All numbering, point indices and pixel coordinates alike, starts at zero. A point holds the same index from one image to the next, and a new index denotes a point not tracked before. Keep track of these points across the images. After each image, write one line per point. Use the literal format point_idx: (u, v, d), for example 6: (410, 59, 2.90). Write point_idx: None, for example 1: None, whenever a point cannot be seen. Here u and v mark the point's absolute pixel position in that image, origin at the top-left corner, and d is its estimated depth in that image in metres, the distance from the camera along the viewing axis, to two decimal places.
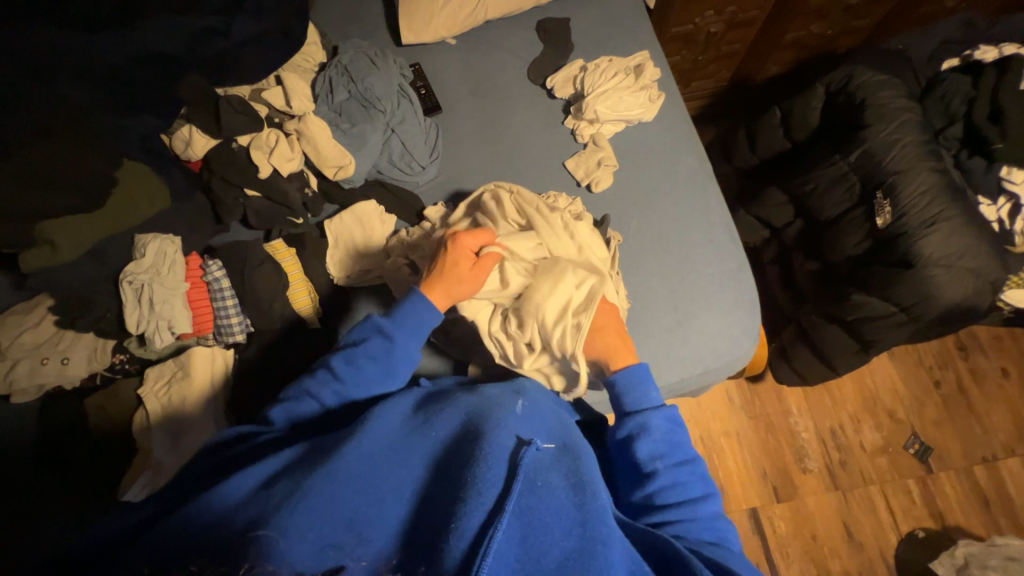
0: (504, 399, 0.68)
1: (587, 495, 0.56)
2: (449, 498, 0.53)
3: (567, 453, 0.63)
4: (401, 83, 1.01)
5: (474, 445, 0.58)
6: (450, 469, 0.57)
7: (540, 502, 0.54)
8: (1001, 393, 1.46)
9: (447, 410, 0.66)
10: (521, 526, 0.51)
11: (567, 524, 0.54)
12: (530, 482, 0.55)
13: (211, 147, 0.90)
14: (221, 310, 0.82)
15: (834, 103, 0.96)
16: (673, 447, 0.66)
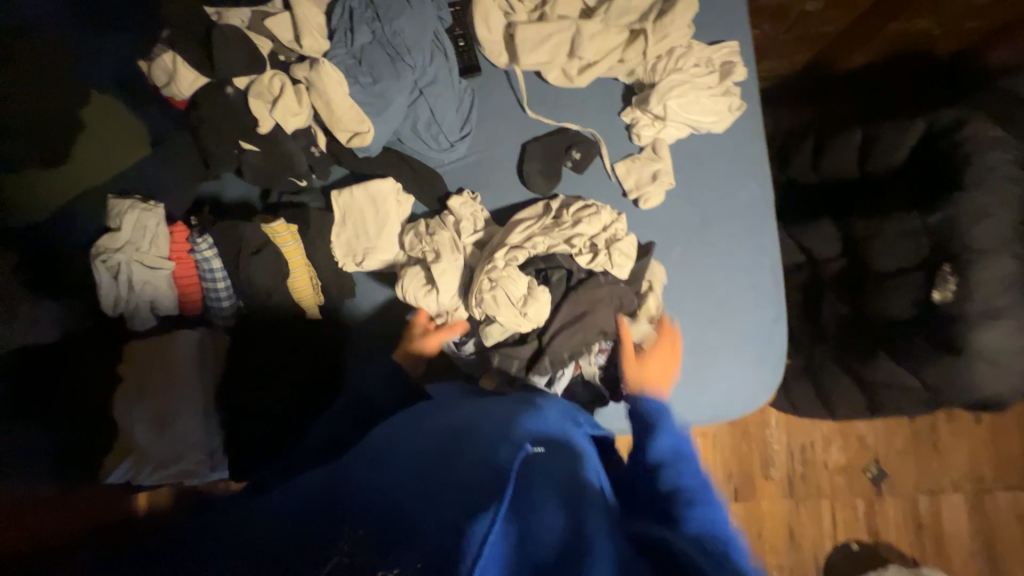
0: (505, 410, 0.61)
1: (576, 494, 0.48)
2: (449, 496, 0.46)
3: (567, 452, 0.54)
4: (437, 30, 0.84)
5: (462, 454, 0.51)
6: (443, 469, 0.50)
7: (523, 499, 0.46)
8: (968, 435, 1.53)
9: (448, 414, 0.62)
10: (513, 531, 0.43)
11: (549, 515, 0.45)
12: (523, 493, 0.47)
13: (199, 84, 0.74)
14: (211, 293, 0.74)
15: (928, 148, 0.85)
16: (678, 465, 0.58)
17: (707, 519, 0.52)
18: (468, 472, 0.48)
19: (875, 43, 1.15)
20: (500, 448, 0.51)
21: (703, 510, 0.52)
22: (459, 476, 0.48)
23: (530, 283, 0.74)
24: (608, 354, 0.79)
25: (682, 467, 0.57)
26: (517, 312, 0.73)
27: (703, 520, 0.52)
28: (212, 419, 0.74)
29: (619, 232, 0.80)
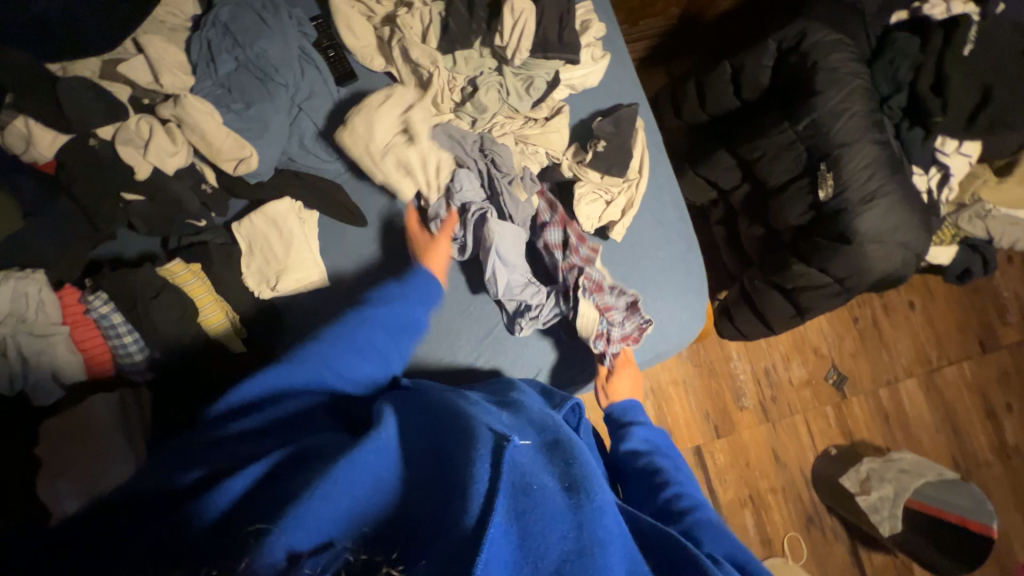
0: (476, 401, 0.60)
1: (583, 495, 0.46)
2: (445, 505, 0.43)
3: (563, 443, 0.53)
4: (302, 44, 0.84)
5: (456, 440, 0.49)
6: (440, 477, 0.46)
7: (536, 504, 0.43)
8: (907, 323, 1.64)
9: (423, 402, 0.59)
10: (517, 529, 0.41)
11: (561, 527, 0.43)
12: (524, 481, 0.44)
13: (62, 143, 0.73)
14: (119, 348, 0.72)
15: (784, 64, 0.92)
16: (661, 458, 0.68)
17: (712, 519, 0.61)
18: (462, 460, 0.46)
19: None
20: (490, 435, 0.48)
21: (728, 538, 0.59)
22: (454, 476, 0.45)
23: (502, 83, 0.83)
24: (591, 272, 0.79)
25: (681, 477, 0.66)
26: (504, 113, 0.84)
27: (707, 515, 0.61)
28: None
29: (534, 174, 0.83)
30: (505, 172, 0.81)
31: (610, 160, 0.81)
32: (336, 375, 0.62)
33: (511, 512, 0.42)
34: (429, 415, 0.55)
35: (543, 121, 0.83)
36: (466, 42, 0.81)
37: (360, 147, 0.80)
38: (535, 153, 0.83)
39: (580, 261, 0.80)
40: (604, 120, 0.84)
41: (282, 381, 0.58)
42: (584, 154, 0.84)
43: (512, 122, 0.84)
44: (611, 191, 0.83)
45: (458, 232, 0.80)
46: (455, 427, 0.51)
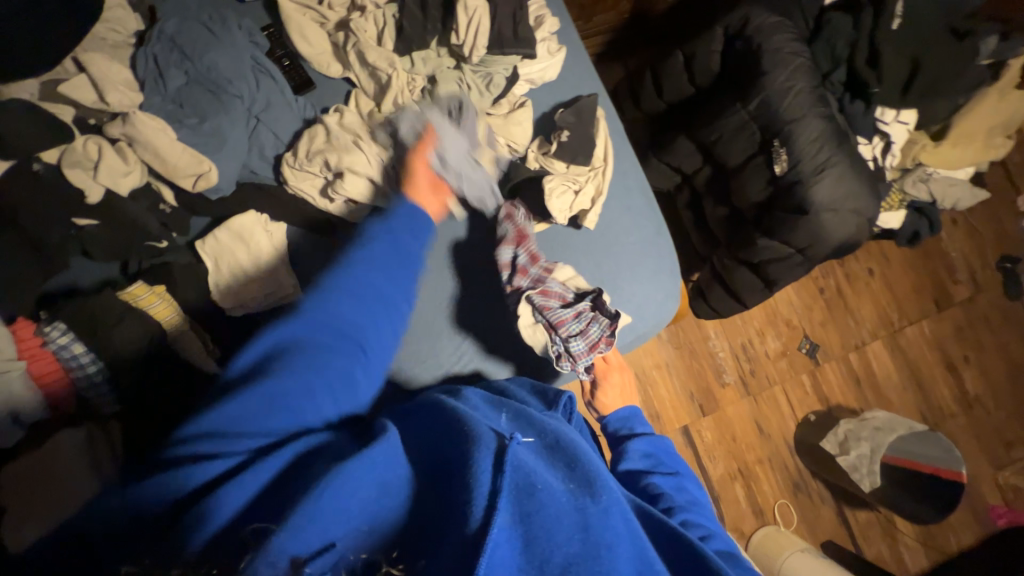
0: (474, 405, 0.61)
1: (586, 497, 0.48)
2: (449, 510, 0.45)
3: (563, 444, 0.55)
4: (255, 54, 0.82)
5: (459, 442, 0.50)
6: (447, 479, 0.48)
7: (539, 508, 0.45)
8: (868, 289, 1.73)
9: (418, 413, 0.59)
10: (522, 532, 0.44)
11: (568, 528, 0.45)
12: (528, 484, 0.46)
13: (3, 170, 0.69)
14: (82, 380, 0.69)
15: (732, 48, 0.96)
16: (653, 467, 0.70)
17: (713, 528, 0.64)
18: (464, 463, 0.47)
19: None
20: (489, 437, 0.50)
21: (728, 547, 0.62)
22: (457, 480, 0.46)
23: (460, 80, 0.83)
24: (546, 292, 0.77)
25: (683, 486, 0.68)
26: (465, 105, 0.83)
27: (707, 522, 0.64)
28: None
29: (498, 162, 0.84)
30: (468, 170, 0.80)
31: (575, 149, 0.83)
32: (333, 322, 0.57)
33: (516, 520, 0.44)
34: (429, 421, 0.56)
35: (506, 115, 0.84)
36: (422, 43, 0.81)
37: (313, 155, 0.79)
38: (498, 145, 0.84)
39: (533, 280, 0.78)
40: (566, 111, 0.85)
41: (288, 337, 0.55)
42: (549, 146, 0.85)
43: (455, 103, 0.80)
44: (578, 180, 0.83)
45: None
46: (455, 429, 0.52)
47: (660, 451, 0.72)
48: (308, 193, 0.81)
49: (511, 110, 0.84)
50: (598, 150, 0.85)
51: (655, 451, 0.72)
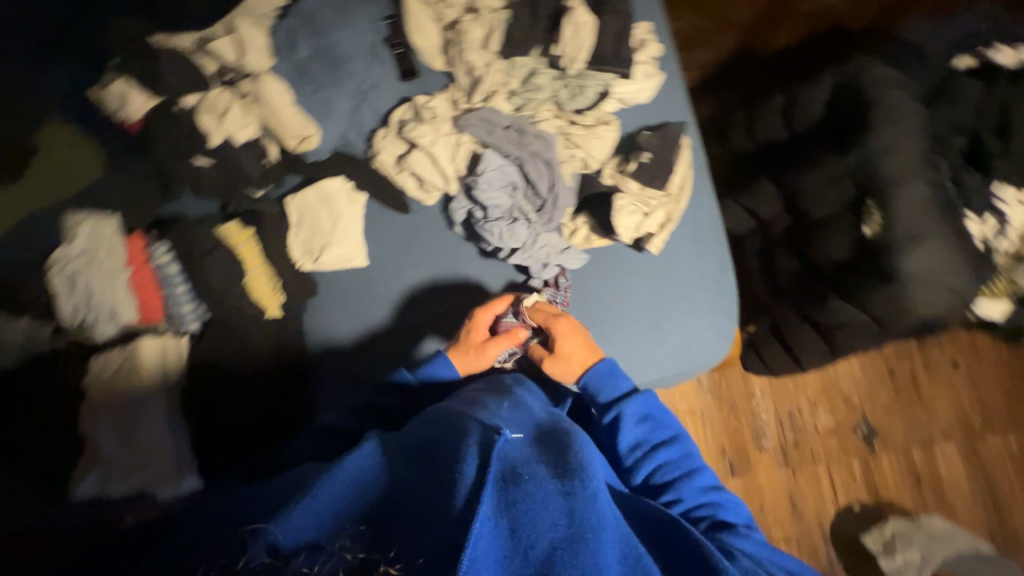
0: (487, 398, 0.69)
1: (574, 485, 0.54)
2: (439, 496, 0.52)
3: (551, 447, 0.61)
4: (374, 40, 0.90)
5: (442, 449, 0.57)
6: (429, 478, 0.55)
7: (528, 494, 0.51)
8: (948, 382, 1.55)
9: (430, 412, 0.67)
10: (507, 519, 0.49)
11: (556, 514, 0.51)
12: (515, 477, 0.53)
13: (150, 106, 0.79)
14: (172, 298, 0.77)
15: (839, 98, 0.92)
16: (650, 431, 0.75)
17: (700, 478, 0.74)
18: (446, 465, 0.55)
19: None
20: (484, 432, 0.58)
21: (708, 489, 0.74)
22: (449, 467, 0.54)
23: (555, 87, 0.84)
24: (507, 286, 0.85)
25: (671, 447, 0.75)
26: (553, 111, 0.85)
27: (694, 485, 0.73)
28: (179, 421, 0.76)
29: (577, 169, 0.84)
30: (541, 175, 0.80)
31: (651, 170, 0.83)
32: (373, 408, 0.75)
33: (505, 502, 0.50)
34: (434, 418, 0.65)
35: (593, 127, 0.84)
36: (524, 48, 0.84)
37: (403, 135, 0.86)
38: (573, 157, 0.84)
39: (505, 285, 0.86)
40: (651, 134, 0.85)
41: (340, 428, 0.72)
42: (626, 166, 0.85)
43: (526, 103, 0.84)
44: (650, 203, 0.82)
45: (500, 237, 0.80)
46: (453, 431, 0.60)
47: (654, 411, 0.76)
48: (387, 165, 0.86)
49: (597, 123, 0.84)
50: (678, 176, 0.84)
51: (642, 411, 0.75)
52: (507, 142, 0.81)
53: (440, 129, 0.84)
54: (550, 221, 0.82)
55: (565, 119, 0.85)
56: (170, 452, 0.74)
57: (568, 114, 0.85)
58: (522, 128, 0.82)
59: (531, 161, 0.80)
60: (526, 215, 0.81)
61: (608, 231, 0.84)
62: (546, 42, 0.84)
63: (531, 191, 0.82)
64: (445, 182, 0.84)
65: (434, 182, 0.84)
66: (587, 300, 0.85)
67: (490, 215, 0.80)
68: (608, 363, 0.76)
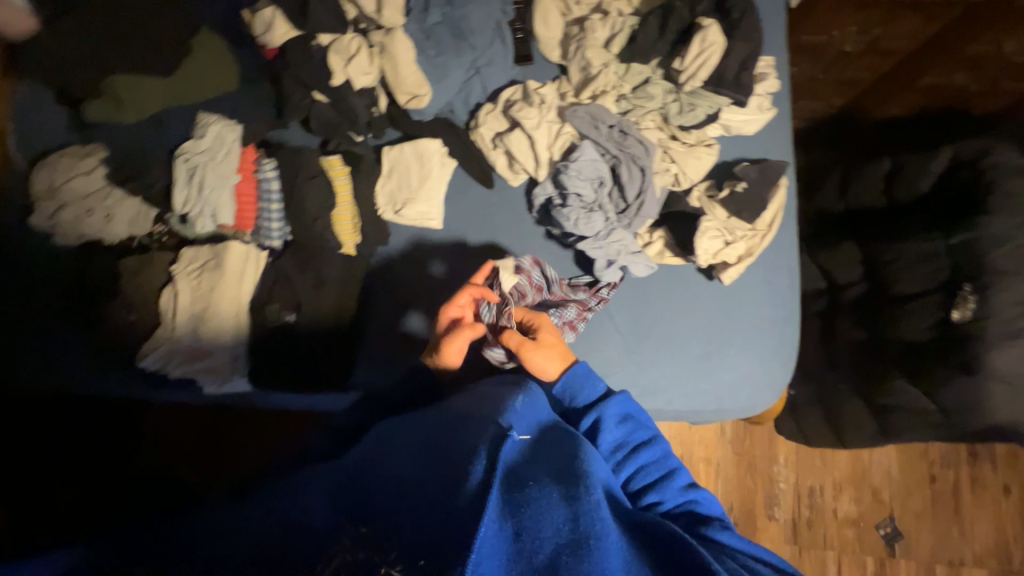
0: (497, 391, 0.65)
1: (578, 489, 0.50)
2: (443, 495, 0.48)
3: (551, 452, 0.57)
4: (500, 20, 0.93)
5: (429, 451, 0.55)
6: (421, 474, 0.52)
7: (530, 498, 0.48)
8: (993, 505, 1.44)
9: (444, 403, 0.64)
10: (511, 523, 0.47)
11: (557, 519, 0.47)
12: (518, 481, 0.50)
13: (289, 37, 0.85)
14: (266, 212, 0.82)
15: (955, 177, 0.88)
16: (630, 431, 0.67)
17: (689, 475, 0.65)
18: (437, 464, 0.52)
19: (910, 96, 1.22)
20: (492, 425, 0.55)
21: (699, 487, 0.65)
22: (453, 460, 0.51)
23: (665, 99, 0.85)
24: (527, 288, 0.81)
25: (654, 448, 0.66)
26: (656, 122, 0.86)
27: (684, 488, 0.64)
28: (243, 325, 0.79)
29: (669, 182, 0.85)
30: (632, 178, 0.81)
31: (742, 200, 0.81)
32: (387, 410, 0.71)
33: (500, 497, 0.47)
34: (444, 408, 0.63)
35: (693, 146, 0.85)
36: (645, 57, 0.85)
37: (507, 113, 0.88)
38: (667, 170, 0.84)
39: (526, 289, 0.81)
40: (749, 166, 0.84)
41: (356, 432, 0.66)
42: (716, 192, 0.85)
43: (635, 109, 0.86)
44: (734, 233, 0.81)
45: (573, 219, 0.80)
46: (446, 426, 0.57)
47: (634, 410, 0.69)
48: (484, 138, 0.89)
49: (698, 143, 0.85)
50: (770, 212, 0.83)
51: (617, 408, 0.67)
52: (607, 140, 0.82)
53: (546, 114, 0.86)
54: (631, 224, 0.82)
55: (666, 132, 0.86)
56: (230, 349, 0.78)
57: (671, 128, 0.85)
58: (625, 131, 0.83)
59: (625, 163, 0.82)
60: (608, 215, 0.82)
61: (685, 250, 0.83)
62: (668, 56, 0.84)
63: (620, 193, 0.82)
64: (536, 167, 0.85)
65: (526, 162, 0.85)
66: (645, 312, 0.85)
67: (569, 202, 0.81)
68: (581, 366, 0.69)
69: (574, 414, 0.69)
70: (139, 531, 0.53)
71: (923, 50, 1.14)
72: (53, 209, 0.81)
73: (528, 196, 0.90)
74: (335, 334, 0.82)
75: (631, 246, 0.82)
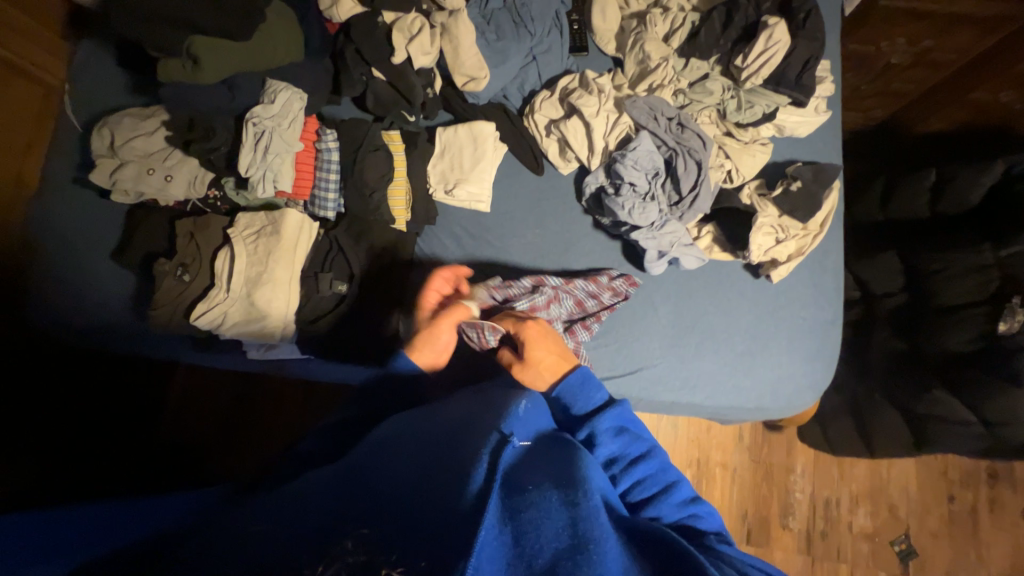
0: (496, 400, 0.61)
1: (579, 493, 0.46)
2: (441, 494, 0.42)
3: (551, 459, 0.53)
4: (559, 9, 0.94)
5: (422, 453, 0.50)
6: (413, 474, 0.47)
7: (527, 500, 0.44)
8: (1011, 529, 1.44)
9: (438, 412, 0.59)
10: (511, 528, 0.42)
11: (557, 523, 0.43)
12: (517, 485, 0.46)
13: (355, 13, 0.87)
14: (323, 182, 0.83)
15: (1007, 191, 0.88)
16: (626, 445, 0.63)
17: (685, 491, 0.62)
18: (432, 465, 0.47)
19: (951, 110, 1.23)
20: (487, 433, 0.51)
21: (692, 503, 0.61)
22: (449, 461, 0.47)
23: (722, 96, 0.86)
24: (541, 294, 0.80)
25: (650, 462, 0.62)
26: (712, 118, 0.87)
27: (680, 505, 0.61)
28: (295, 291, 0.80)
29: (723, 177, 0.85)
30: (687, 171, 0.82)
31: (796, 199, 0.82)
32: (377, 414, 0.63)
33: (494, 495, 0.42)
34: (438, 420, 0.58)
35: (747, 144, 0.85)
36: (705, 53, 0.86)
37: (564, 100, 0.89)
38: (721, 166, 0.84)
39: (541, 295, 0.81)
40: (804, 166, 0.85)
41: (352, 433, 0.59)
42: (768, 191, 0.85)
43: (692, 103, 0.87)
44: (787, 232, 0.82)
45: (627, 207, 0.81)
46: (442, 431, 0.53)
47: (629, 421, 0.65)
48: (538, 124, 0.90)
49: (753, 140, 0.85)
50: (823, 213, 0.84)
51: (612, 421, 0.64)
52: (664, 132, 0.83)
53: (604, 104, 0.86)
54: (683, 216, 0.83)
55: (721, 128, 0.87)
56: (281, 315, 0.78)
57: (727, 125, 0.86)
58: (683, 124, 0.83)
59: (681, 155, 0.82)
60: (662, 205, 0.82)
61: (735, 247, 0.84)
62: (728, 53, 0.85)
63: (673, 185, 0.83)
64: (590, 155, 0.86)
65: (581, 149, 0.86)
66: (691, 307, 0.85)
67: (625, 191, 0.82)
68: (583, 370, 0.67)
69: (569, 429, 0.65)
70: (184, 496, 0.51)
71: (971, 67, 1.13)
72: (114, 166, 0.82)
73: (577, 185, 0.91)
74: (379, 309, 0.82)
75: (683, 238, 0.82)
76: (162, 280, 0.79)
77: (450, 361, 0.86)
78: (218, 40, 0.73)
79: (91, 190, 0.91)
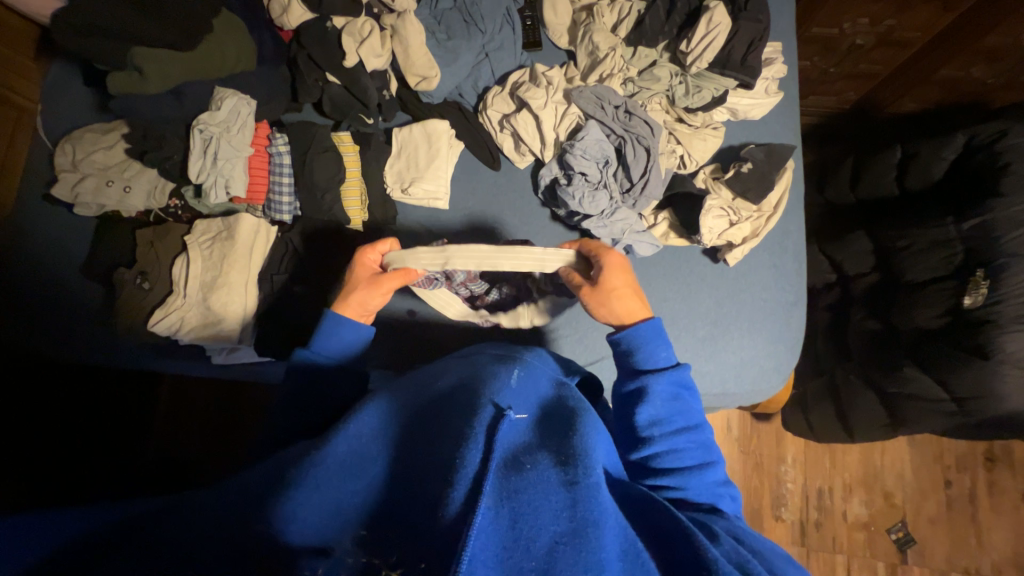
0: (487, 361, 0.52)
1: (579, 472, 0.40)
2: (424, 487, 0.38)
3: (564, 427, 0.46)
4: (510, 7, 0.94)
5: (419, 425, 0.45)
6: (414, 455, 0.42)
7: (524, 484, 0.38)
8: (1011, 513, 1.40)
9: (430, 376, 0.54)
10: (507, 509, 0.37)
11: (555, 506, 0.37)
12: (515, 463, 0.40)
13: (305, 20, 0.87)
14: (277, 186, 0.85)
15: (967, 162, 0.86)
16: (675, 412, 0.58)
17: (714, 469, 0.57)
18: (436, 441, 0.42)
19: (924, 88, 1.24)
20: (479, 407, 0.43)
21: (719, 482, 0.57)
22: (445, 440, 0.41)
23: (670, 83, 0.86)
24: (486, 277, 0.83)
25: (679, 438, 0.57)
26: (662, 104, 0.88)
27: (707, 486, 0.56)
28: (253, 294, 0.82)
29: (674, 163, 0.86)
30: (637, 158, 0.82)
31: (748, 181, 0.82)
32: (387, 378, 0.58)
33: (490, 481, 0.37)
34: (426, 384, 0.51)
35: (698, 130, 0.86)
36: (652, 40, 0.86)
37: (515, 94, 0.89)
38: (673, 152, 0.85)
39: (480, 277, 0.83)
40: (756, 148, 0.85)
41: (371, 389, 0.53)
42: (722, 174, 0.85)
43: (641, 90, 0.87)
44: (739, 214, 0.82)
45: (578, 196, 0.80)
46: (447, 399, 0.47)
47: (683, 388, 0.60)
48: (492, 119, 0.90)
49: (704, 124, 0.86)
50: (776, 196, 0.84)
51: (665, 383, 0.58)
52: (614, 120, 0.84)
53: (553, 96, 0.87)
54: (633, 205, 0.83)
55: (671, 114, 0.88)
56: (238, 318, 0.80)
57: (678, 110, 0.87)
58: (632, 113, 0.84)
59: (629, 142, 0.83)
60: (612, 194, 0.83)
61: (688, 231, 0.84)
62: (677, 40, 0.85)
63: (625, 174, 0.83)
64: (543, 148, 0.87)
65: (532, 143, 0.87)
66: (650, 294, 0.84)
67: (575, 180, 0.81)
68: (655, 327, 0.62)
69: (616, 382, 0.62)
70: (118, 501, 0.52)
71: (935, 44, 1.12)
72: (75, 181, 0.84)
73: (534, 178, 0.91)
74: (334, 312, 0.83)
75: (633, 226, 0.82)
76: (122, 289, 0.81)
77: (412, 358, 0.86)
78: (162, 50, 0.77)
79: (60, 206, 0.91)
